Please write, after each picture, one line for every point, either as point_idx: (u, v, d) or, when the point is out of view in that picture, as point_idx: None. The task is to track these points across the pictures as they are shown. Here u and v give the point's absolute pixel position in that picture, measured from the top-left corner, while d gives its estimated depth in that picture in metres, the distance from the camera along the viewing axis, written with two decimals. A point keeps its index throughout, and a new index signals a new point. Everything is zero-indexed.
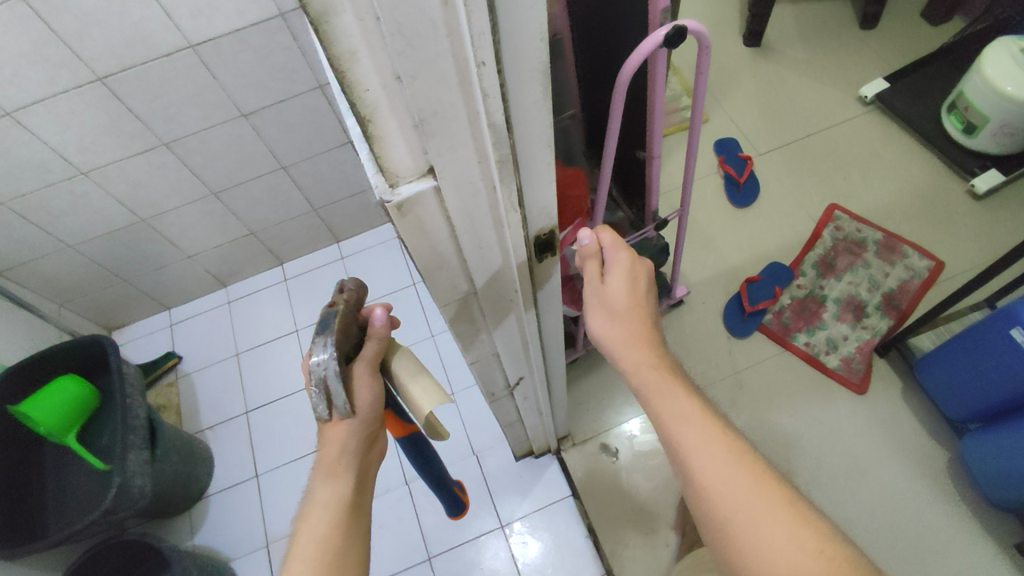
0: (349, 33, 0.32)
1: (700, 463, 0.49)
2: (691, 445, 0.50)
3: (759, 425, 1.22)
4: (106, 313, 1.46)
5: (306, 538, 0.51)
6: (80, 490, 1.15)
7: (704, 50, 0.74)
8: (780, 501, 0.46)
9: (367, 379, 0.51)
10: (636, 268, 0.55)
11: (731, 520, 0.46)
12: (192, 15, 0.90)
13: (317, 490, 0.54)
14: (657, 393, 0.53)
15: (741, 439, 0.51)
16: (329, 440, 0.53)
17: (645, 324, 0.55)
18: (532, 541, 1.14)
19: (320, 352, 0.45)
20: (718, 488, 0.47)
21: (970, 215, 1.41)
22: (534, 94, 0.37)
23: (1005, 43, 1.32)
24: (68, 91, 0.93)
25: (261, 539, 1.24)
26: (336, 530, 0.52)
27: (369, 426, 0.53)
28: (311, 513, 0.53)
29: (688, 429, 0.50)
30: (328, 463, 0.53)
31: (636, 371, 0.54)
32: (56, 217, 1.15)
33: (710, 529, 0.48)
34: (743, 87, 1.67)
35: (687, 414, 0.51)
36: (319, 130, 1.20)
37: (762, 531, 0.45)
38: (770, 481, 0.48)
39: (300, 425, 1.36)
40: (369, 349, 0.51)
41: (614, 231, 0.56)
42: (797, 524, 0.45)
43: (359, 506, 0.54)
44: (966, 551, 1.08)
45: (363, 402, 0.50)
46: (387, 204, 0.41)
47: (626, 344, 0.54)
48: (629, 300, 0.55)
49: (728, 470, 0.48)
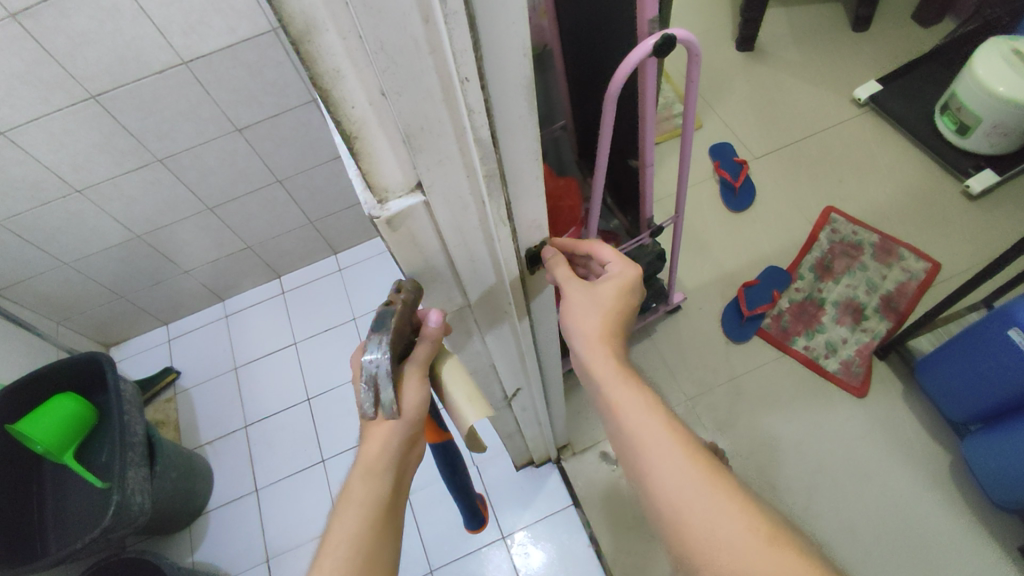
0: (333, 51, 0.32)
1: (654, 457, 0.47)
2: (646, 438, 0.48)
3: (759, 431, 1.22)
4: (104, 329, 1.46)
5: (338, 536, 0.48)
6: (80, 508, 1.15)
7: (692, 58, 0.74)
8: (735, 490, 0.45)
9: (415, 380, 0.50)
10: (626, 289, 0.56)
11: (690, 514, 0.44)
12: (184, 32, 0.90)
13: (352, 486, 0.51)
14: (609, 389, 0.51)
15: (692, 435, 0.49)
16: (372, 438, 0.50)
17: (616, 329, 0.56)
18: (535, 552, 1.13)
19: (375, 349, 0.45)
20: (672, 483, 0.45)
21: (965, 215, 1.41)
22: (520, 107, 0.37)
23: (997, 43, 1.32)
24: (63, 110, 0.94)
25: (261, 554, 1.23)
26: (369, 531, 0.49)
27: (413, 428, 0.51)
28: (345, 511, 0.50)
29: (641, 423, 0.49)
30: (367, 462, 0.50)
31: (595, 360, 0.53)
32: (52, 235, 1.15)
33: (666, 524, 0.46)
34: (736, 92, 1.68)
35: (637, 407, 0.50)
36: (312, 143, 1.20)
37: (721, 524, 0.43)
38: (723, 474, 0.46)
39: (299, 439, 1.35)
40: (421, 350, 0.50)
41: (615, 251, 0.57)
42: (750, 512, 0.43)
43: (392, 512, 0.51)
44: (971, 554, 1.07)
45: (409, 404, 0.49)
46: (376, 220, 0.41)
47: (594, 335, 0.54)
48: (612, 304, 0.55)
49: (682, 462, 0.46)
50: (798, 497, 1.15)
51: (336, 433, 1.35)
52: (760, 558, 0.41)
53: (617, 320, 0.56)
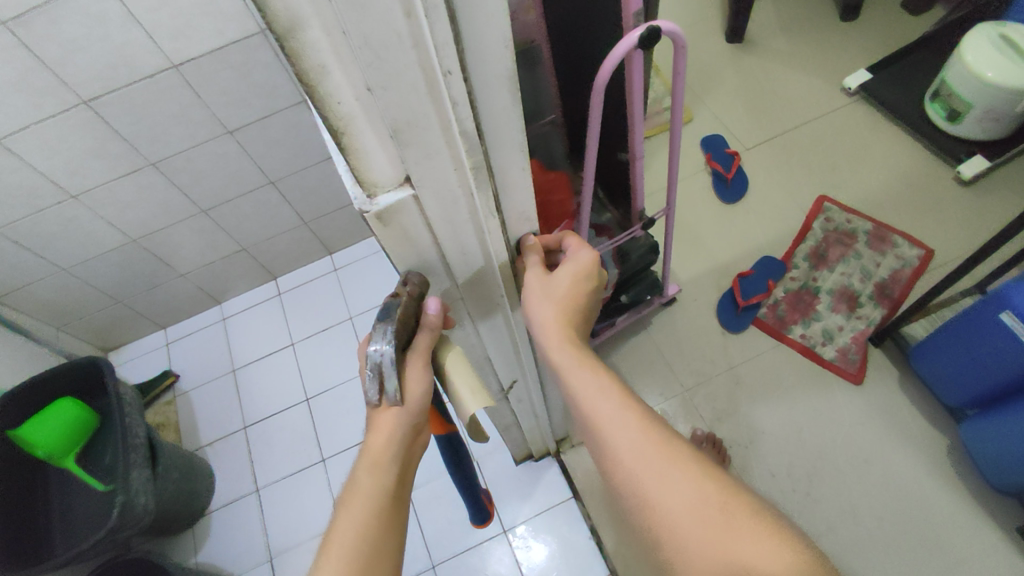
0: (318, 47, 0.32)
1: (608, 434, 0.49)
2: (599, 416, 0.50)
3: (758, 418, 1.23)
4: (102, 334, 1.47)
5: (346, 525, 0.49)
6: (81, 513, 1.15)
7: (679, 49, 0.73)
8: (686, 459, 0.46)
9: (418, 371, 0.50)
10: (584, 273, 0.55)
11: (642, 484, 0.46)
12: (173, 36, 0.90)
13: (359, 475, 0.51)
14: (567, 375, 0.53)
15: (648, 408, 0.51)
16: (378, 428, 0.51)
17: (574, 317, 0.55)
18: (536, 545, 1.14)
19: (379, 339, 0.45)
20: (627, 457, 0.47)
21: (957, 201, 1.41)
22: (504, 100, 0.38)
23: (985, 30, 1.33)
24: (54, 116, 0.94)
25: (264, 553, 1.24)
26: (376, 518, 0.50)
27: (417, 418, 0.52)
28: (352, 499, 0.50)
29: (599, 403, 0.51)
30: (374, 451, 0.51)
31: (551, 350, 0.54)
32: (47, 242, 1.15)
33: (625, 495, 0.47)
34: (726, 83, 1.68)
35: (596, 389, 0.51)
36: (304, 144, 1.21)
37: (671, 492, 0.45)
38: (676, 445, 0.48)
39: (299, 439, 1.36)
40: (423, 339, 0.51)
41: (578, 236, 0.57)
42: (699, 478, 0.45)
43: (399, 501, 0.52)
44: (969, 537, 1.08)
45: (413, 394, 0.50)
46: (366, 215, 0.41)
47: (549, 323, 0.54)
48: (570, 289, 0.54)
49: (635, 438, 0.48)
50: (798, 485, 1.15)
51: (335, 430, 1.36)
52: (702, 521, 0.43)
53: (576, 306, 0.55)
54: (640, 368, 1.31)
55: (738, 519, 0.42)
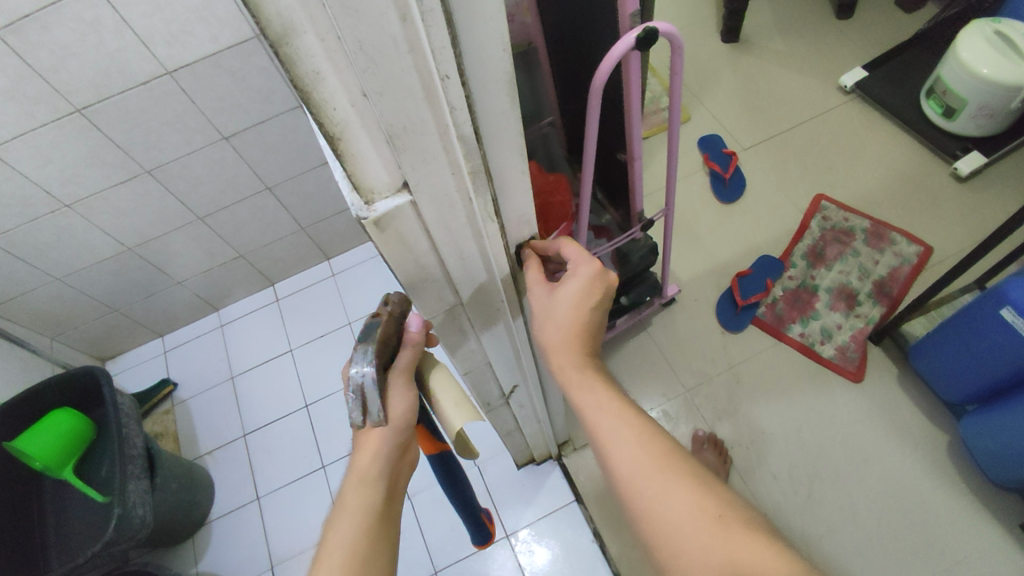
0: (312, 53, 0.32)
1: (609, 448, 0.49)
2: (600, 430, 0.50)
3: (759, 417, 1.22)
4: (99, 343, 1.46)
5: (335, 545, 0.48)
6: (79, 524, 1.14)
7: (675, 49, 0.73)
8: (687, 472, 0.46)
9: (401, 389, 0.50)
10: (587, 289, 0.52)
11: (641, 497, 0.46)
12: (168, 42, 0.90)
13: (347, 494, 0.51)
14: (574, 392, 0.53)
15: (650, 419, 0.51)
16: (364, 446, 0.51)
17: (582, 334, 0.54)
18: (539, 550, 1.13)
19: (360, 360, 0.46)
20: (628, 471, 0.47)
21: (955, 198, 1.41)
22: (501, 104, 0.37)
23: (979, 26, 1.33)
24: (47, 124, 0.93)
25: (265, 563, 1.23)
26: (364, 537, 0.49)
27: (404, 435, 0.51)
28: (340, 517, 0.50)
29: (601, 417, 0.50)
30: (360, 469, 0.51)
31: (558, 368, 0.54)
32: (43, 251, 1.14)
33: (628, 510, 0.47)
34: (722, 83, 1.68)
35: (598, 403, 0.51)
36: (300, 149, 1.20)
37: (671, 506, 0.44)
38: (677, 458, 0.47)
39: (299, 445, 1.35)
40: (404, 357, 0.51)
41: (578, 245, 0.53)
42: (699, 492, 0.45)
43: (388, 520, 0.52)
44: (971, 535, 1.07)
45: (397, 412, 0.49)
46: (364, 221, 0.41)
47: (553, 345, 0.54)
48: (573, 308, 0.52)
49: (635, 451, 0.48)
50: (800, 485, 1.15)
51: (335, 436, 1.35)
52: (703, 535, 0.42)
53: (583, 323, 0.54)
54: (640, 370, 1.30)
55: (738, 532, 0.42)
